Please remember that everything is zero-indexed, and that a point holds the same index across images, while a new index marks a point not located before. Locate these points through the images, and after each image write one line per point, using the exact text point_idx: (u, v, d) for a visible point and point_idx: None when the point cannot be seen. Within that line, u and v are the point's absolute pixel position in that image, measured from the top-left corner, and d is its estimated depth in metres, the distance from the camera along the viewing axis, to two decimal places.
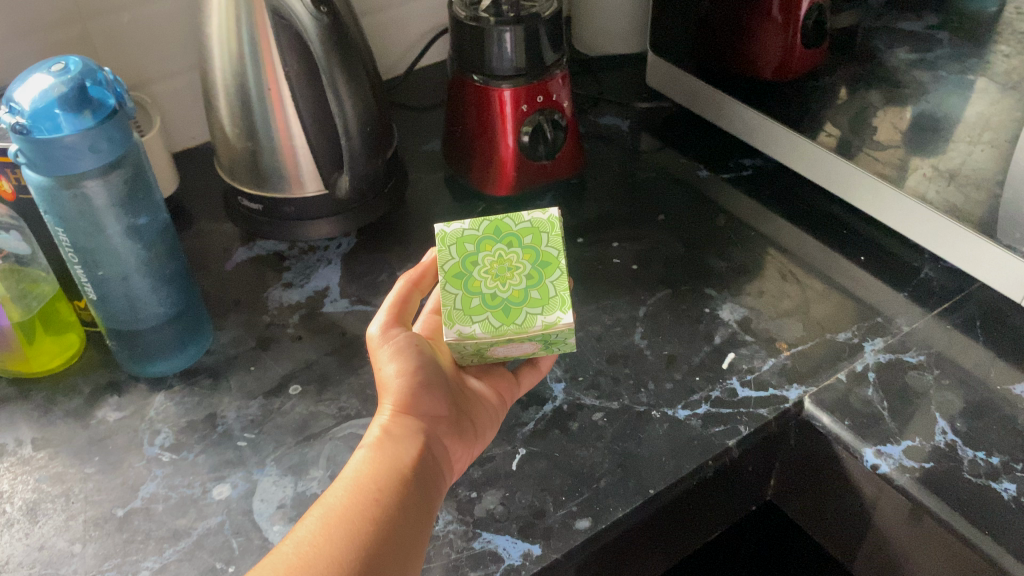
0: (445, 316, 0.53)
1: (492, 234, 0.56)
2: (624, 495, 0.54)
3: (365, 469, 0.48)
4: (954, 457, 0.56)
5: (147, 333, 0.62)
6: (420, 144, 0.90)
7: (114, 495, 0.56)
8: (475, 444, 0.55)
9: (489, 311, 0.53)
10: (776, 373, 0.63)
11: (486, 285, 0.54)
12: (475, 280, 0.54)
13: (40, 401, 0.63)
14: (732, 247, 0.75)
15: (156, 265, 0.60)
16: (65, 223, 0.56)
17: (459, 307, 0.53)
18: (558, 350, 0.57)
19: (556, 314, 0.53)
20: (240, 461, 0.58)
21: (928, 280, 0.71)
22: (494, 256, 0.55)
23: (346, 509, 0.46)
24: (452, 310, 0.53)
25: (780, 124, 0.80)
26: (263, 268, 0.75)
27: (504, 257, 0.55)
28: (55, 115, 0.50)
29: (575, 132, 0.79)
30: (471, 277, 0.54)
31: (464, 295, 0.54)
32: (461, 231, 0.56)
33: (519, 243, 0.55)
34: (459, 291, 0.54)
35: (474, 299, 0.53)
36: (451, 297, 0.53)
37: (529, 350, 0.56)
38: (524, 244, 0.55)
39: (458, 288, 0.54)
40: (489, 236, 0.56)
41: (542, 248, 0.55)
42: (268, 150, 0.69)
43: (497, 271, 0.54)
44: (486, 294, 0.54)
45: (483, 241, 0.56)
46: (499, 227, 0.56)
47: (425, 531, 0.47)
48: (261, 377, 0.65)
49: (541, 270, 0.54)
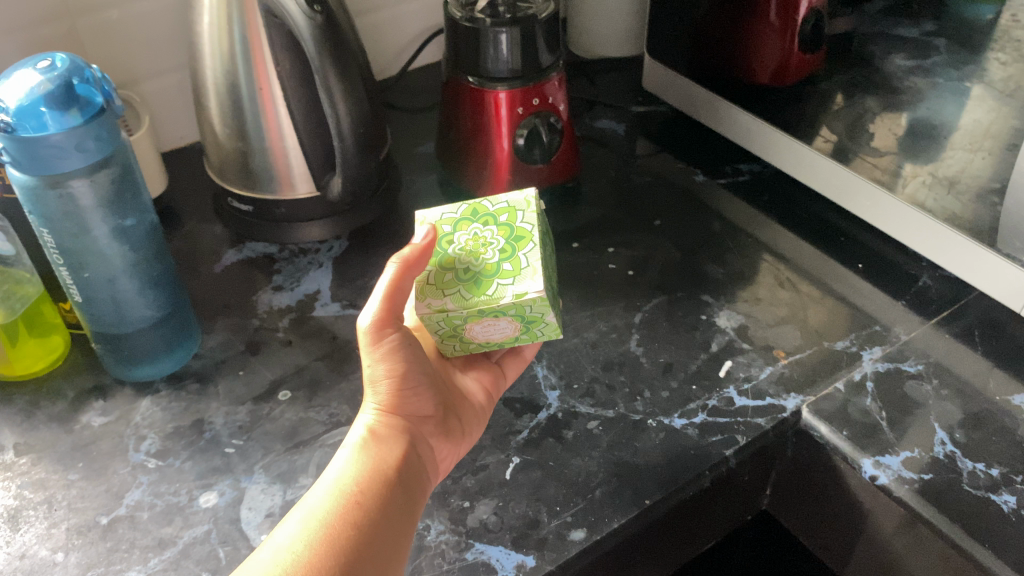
0: (416, 290, 0.51)
1: (470, 216, 0.55)
2: (620, 506, 0.54)
3: (348, 471, 0.47)
4: (954, 469, 0.55)
5: (133, 336, 0.61)
6: (414, 146, 0.89)
7: (98, 503, 0.55)
8: (461, 444, 0.55)
9: (460, 284, 0.51)
10: (774, 382, 0.62)
11: (460, 261, 0.52)
12: (450, 257, 0.53)
13: (23, 405, 0.62)
14: (729, 254, 0.75)
15: (144, 267, 0.59)
16: (50, 223, 0.54)
17: (431, 281, 0.51)
18: (541, 333, 0.54)
19: (526, 283, 0.50)
20: (227, 469, 0.57)
21: (926, 289, 0.70)
22: (470, 235, 0.54)
23: (328, 512, 0.44)
24: (424, 284, 0.51)
25: (777, 129, 0.79)
26: (253, 271, 0.74)
27: (478, 235, 0.54)
28: (40, 113, 0.48)
29: (570, 136, 0.78)
30: (447, 254, 0.53)
31: (437, 271, 0.52)
32: (440, 214, 0.56)
33: (494, 222, 0.54)
34: (433, 268, 0.52)
35: (447, 274, 0.52)
36: (424, 274, 0.52)
37: (510, 331, 0.54)
38: (499, 222, 0.54)
39: (432, 266, 0.52)
40: (467, 218, 0.55)
41: (517, 225, 0.54)
42: (258, 151, 0.68)
43: (471, 248, 0.53)
44: (459, 269, 0.52)
45: (460, 222, 0.55)
46: (476, 209, 0.55)
47: (409, 533, 0.47)
48: (250, 382, 0.63)
49: (514, 244, 0.52)
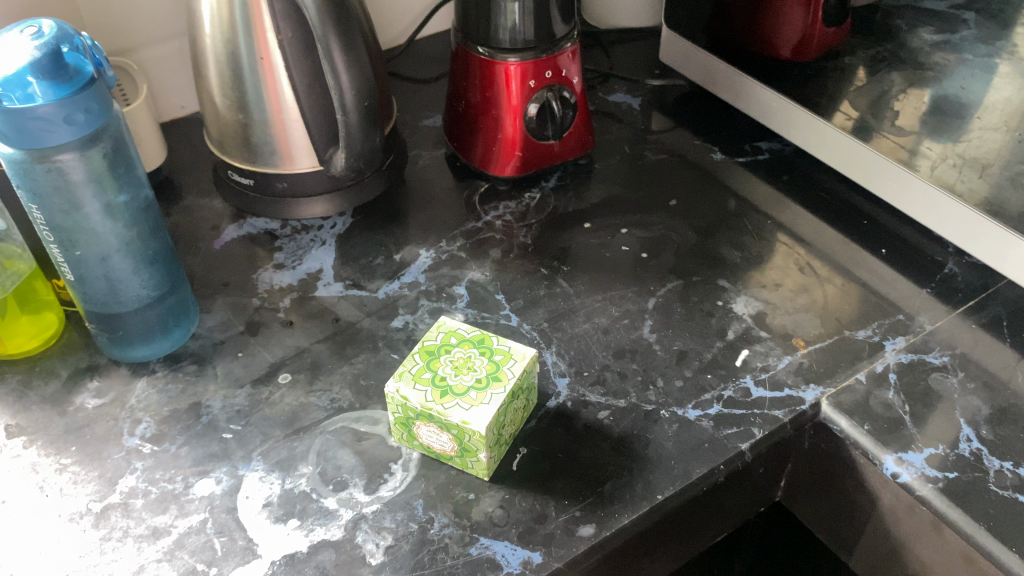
0: (397, 374, 0.53)
1: (476, 342, 0.55)
2: (631, 501, 0.52)
3: None
4: (980, 467, 0.53)
5: (127, 316, 0.59)
6: (421, 119, 0.86)
7: (91, 489, 0.53)
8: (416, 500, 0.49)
9: (432, 386, 0.51)
10: (793, 372, 0.60)
11: (443, 368, 0.53)
12: (437, 360, 0.53)
13: (15, 385, 0.60)
14: (745, 236, 0.72)
15: (139, 245, 0.57)
16: (40, 198, 0.52)
17: (413, 370, 0.53)
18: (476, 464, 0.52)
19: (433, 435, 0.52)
20: (225, 455, 0.55)
21: (952, 276, 0.67)
22: (457, 358, 0.53)
23: None
24: (406, 370, 0.53)
25: (800, 107, 0.75)
26: (254, 248, 0.71)
27: (465, 357, 0.53)
28: (27, 83, 0.46)
29: (584, 109, 0.76)
30: (436, 358, 0.54)
31: (421, 366, 0.53)
32: (509, 365, 0.53)
33: (488, 354, 0.54)
34: (421, 362, 0.53)
35: (427, 372, 0.53)
36: (411, 363, 0.53)
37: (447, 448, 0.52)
38: (492, 356, 0.54)
39: (423, 359, 0.54)
40: (473, 342, 0.55)
41: (493, 346, 0.55)
42: (259, 124, 0.65)
43: (460, 368, 0.53)
44: (438, 372, 0.52)
45: (466, 342, 0.55)
46: (484, 338, 0.55)
47: None
48: (249, 364, 0.61)
49: (488, 380, 0.52)
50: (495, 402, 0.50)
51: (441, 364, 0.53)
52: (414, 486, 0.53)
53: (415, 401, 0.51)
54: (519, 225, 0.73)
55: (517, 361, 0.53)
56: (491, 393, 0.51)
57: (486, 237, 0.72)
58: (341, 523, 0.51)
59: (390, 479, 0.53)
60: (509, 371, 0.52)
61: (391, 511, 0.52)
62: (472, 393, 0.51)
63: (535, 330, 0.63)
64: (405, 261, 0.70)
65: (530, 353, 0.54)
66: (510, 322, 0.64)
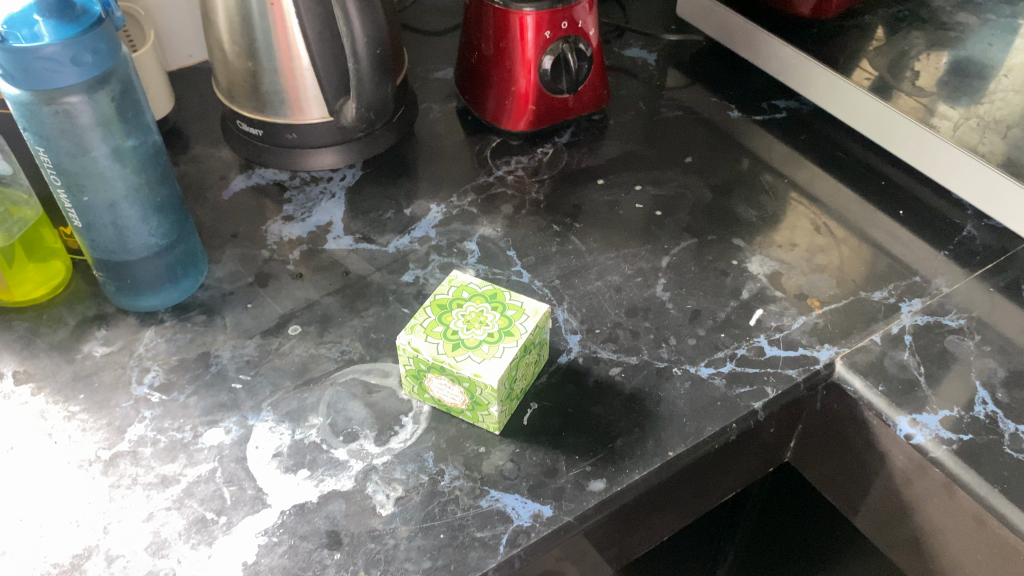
0: (408, 326, 0.52)
1: (488, 296, 0.54)
2: (642, 457, 0.51)
3: None
4: (995, 430, 0.53)
5: (136, 264, 0.58)
6: (432, 71, 0.85)
7: (100, 436, 0.53)
8: None
9: (443, 339, 0.51)
10: (807, 332, 0.59)
11: (455, 321, 0.52)
12: (449, 315, 0.53)
13: (23, 332, 0.59)
14: (761, 195, 0.71)
15: (147, 192, 0.56)
16: (47, 141, 0.51)
17: (424, 323, 0.52)
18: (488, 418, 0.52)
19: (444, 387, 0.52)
20: (234, 405, 0.55)
21: (971, 239, 0.66)
22: (470, 312, 0.53)
23: None
24: (418, 324, 0.52)
25: (819, 65, 0.74)
26: (262, 199, 0.71)
27: (478, 312, 0.53)
28: (34, 21, 0.45)
29: (599, 63, 0.74)
30: (448, 312, 0.53)
31: (433, 320, 0.52)
32: (522, 320, 0.52)
33: (500, 309, 0.53)
34: (432, 315, 0.53)
35: (439, 325, 0.52)
36: (423, 317, 0.53)
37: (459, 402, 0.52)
38: (505, 310, 0.53)
39: (435, 313, 0.53)
40: (486, 297, 0.54)
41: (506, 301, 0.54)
42: (268, 72, 0.64)
43: (472, 322, 0.52)
44: (450, 325, 0.52)
45: (479, 297, 0.54)
46: (496, 293, 0.54)
47: None
48: (258, 316, 0.61)
49: (500, 334, 0.51)
50: (507, 355, 0.50)
51: (452, 319, 0.52)
52: (424, 438, 0.53)
53: (427, 353, 0.50)
54: (531, 181, 0.72)
55: (529, 316, 0.52)
56: (503, 346, 0.50)
57: (498, 192, 0.71)
58: (352, 473, 0.51)
59: (401, 432, 0.53)
60: (521, 325, 0.52)
61: (402, 463, 0.51)
62: (484, 346, 0.50)
63: (547, 286, 0.63)
64: (415, 215, 0.69)
65: (543, 309, 0.53)
66: (522, 278, 0.63)
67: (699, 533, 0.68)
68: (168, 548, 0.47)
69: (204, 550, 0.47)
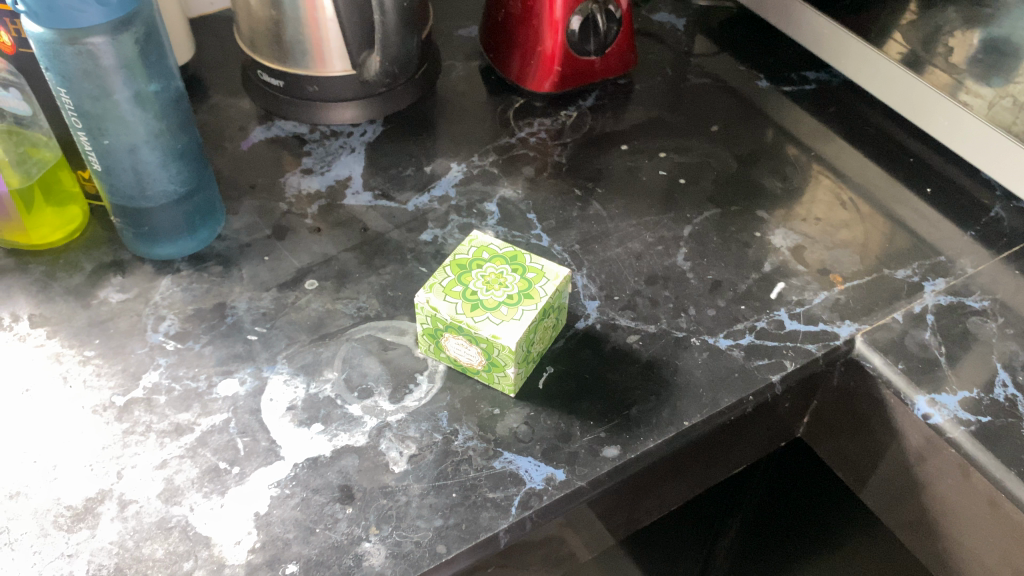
0: (426, 285, 0.51)
1: (508, 258, 0.53)
2: (657, 425, 0.51)
3: None
4: (1014, 413, 0.52)
5: (154, 212, 0.57)
6: (456, 28, 0.83)
7: (114, 382, 0.53)
8: None
9: (461, 299, 0.50)
10: (828, 308, 0.58)
11: (474, 282, 0.51)
12: (469, 275, 0.52)
13: (39, 275, 0.59)
14: (786, 167, 0.70)
15: (168, 139, 0.55)
16: (69, 82, 0.50)
17: (443, 283, 0.51)
18: (504, 379, 0.51)
19: (463, 348, 0.51)
20: (249, 356, 0.55)
21: (998, 221, 0.65)
22: (491, 273, 0.52)
23: None
24: (436, 283, 0.52)
25: (855, 38, 0.72)
26: (282, 151, 0.70)
27: (498, 274, 0.52)
28: None
29: (627, 27, 0.73)
30: (468, 272, 0.52)
31: (452, 279, 0.52)
32: (542, 283, 0.52)
33: (520, 271, 0.52)
34: (451, 275, 0.52)
35: (457, 286, 0.51)
36: (441, 275, 0.52)
37: (476, 362, 0.52)
38: (525, 273, 0.52)
39: (454, 272, 0.52)
40: (506, 258, 0.53)
41: (527, 264, 0.53)
42: (292, 22, 0.63)
43: (490, 283, 0.51)
44: (469, 286, 0.51)
45: (498, 258, 0.53)
46: (517, 256, 0.54)
47: None
48: (275, 268, 0.60)
49: (519, 297, 0.51)
50: (526, 318, 0.49)
51: (471, 279, 0.52)
52: (439, 398, 0.53)
53: (445, 313, 0.50)
54: (554, 144, 0.71)
55: (550, 280, 0.52)
56: (522, 309, 0.50)
57: (520, 154, 0.70)
58: (365, 430, 0.51)
59: (416, 390, 0.53)
60: (541, 288, 0.51)
61: (416, 421, 0.51)
62: (503, 307, 0.50)
63: (567, 252, 0.62)
64: (435, 174, 0.68)
65: (563, 273, 0.52)
66: (542, 242, 0.62)
67: (702, 508, 0.68)
68: (182, 496, 0.47)
69: (217, 499, 0.47)
